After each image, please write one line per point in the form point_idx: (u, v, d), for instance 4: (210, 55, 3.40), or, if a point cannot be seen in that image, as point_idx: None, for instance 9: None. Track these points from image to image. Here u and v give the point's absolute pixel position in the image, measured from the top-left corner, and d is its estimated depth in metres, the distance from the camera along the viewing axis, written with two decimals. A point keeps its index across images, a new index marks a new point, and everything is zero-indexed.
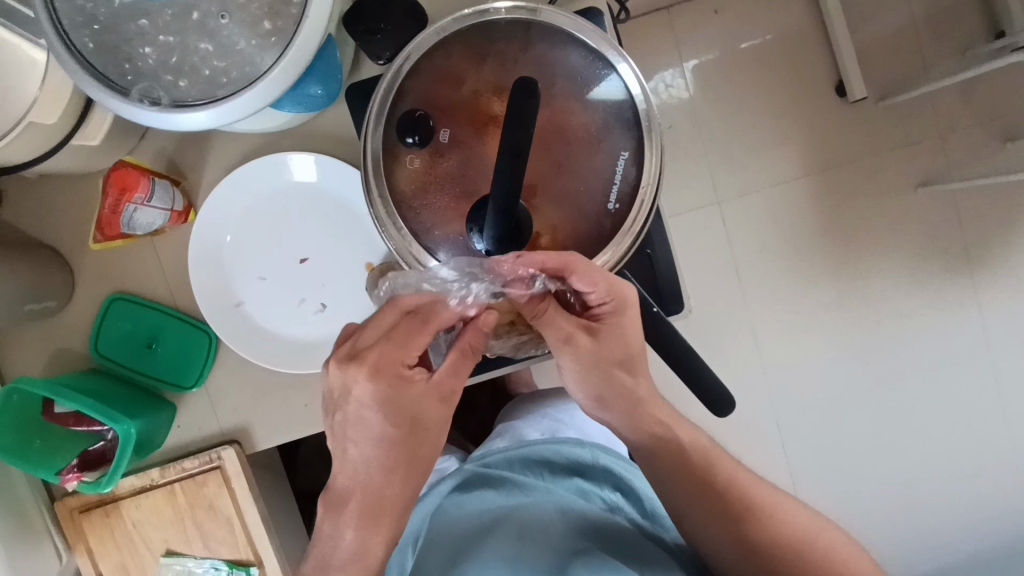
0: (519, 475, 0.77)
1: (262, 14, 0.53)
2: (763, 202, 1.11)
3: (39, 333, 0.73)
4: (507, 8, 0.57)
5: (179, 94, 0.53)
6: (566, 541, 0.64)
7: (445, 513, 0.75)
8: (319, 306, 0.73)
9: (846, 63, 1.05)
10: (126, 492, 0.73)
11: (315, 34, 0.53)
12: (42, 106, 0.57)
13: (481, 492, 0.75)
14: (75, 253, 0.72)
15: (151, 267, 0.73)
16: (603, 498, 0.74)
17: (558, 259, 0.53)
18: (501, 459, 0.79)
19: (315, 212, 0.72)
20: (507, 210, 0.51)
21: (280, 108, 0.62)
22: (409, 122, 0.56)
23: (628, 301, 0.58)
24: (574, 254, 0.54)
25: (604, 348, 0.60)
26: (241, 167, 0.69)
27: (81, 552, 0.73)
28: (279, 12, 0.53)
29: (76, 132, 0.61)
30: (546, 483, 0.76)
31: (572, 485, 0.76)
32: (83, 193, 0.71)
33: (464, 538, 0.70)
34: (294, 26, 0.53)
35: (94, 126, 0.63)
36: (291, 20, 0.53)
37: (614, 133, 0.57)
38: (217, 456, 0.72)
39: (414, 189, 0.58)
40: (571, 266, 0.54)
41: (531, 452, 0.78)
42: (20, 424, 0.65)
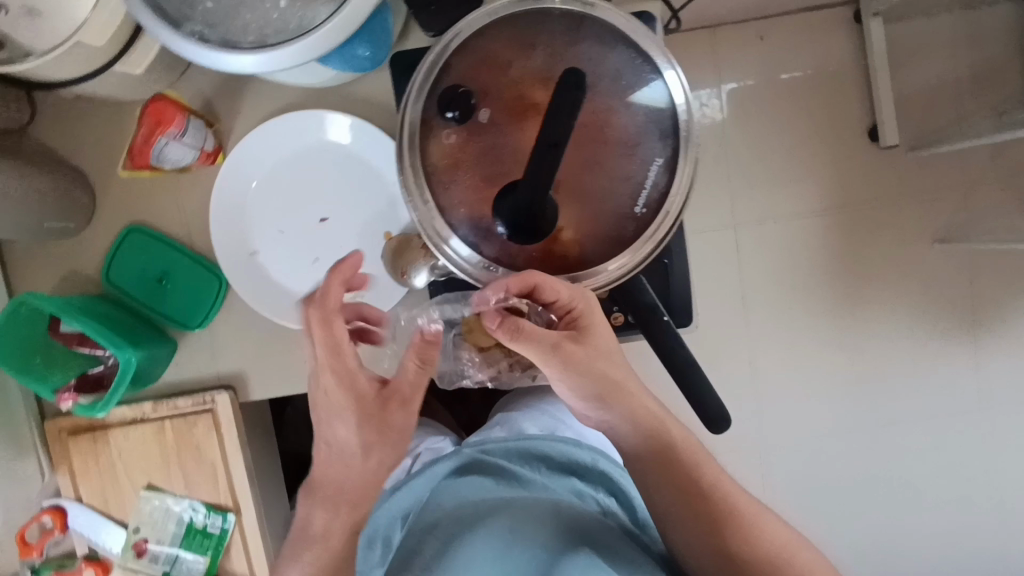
0: (515, 467, 0.78)
1: None
2: (784, 232, 1.11)
3: (53, 254, 0.73)
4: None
5: (230, 35, 0.53)
6: (557, 530, 0.65)
7: (440, 497, 0.76)
8: (331, 269, 0.73)
9: (882, 103, 1.06)
10: (116, 422, 0.73)
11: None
12: (92, 30, 0.57)
13: (476, 480, 0.77)
14: (100, 179, 0.72)
15: (173, 204, 0.73)
16: (597, 500, 0.75)
17: (519, 280, 0.56)
18: (500, 448, 0.80)
19: (343, 174, 0.72)
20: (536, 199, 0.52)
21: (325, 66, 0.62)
22: (451, 98, 0.57)
23: (589, 301, 0.60)
24: (537, 273, 0.56)
25: (590, 360, 0.63)
26: (276, 119, 0.70)
27: (64, 473, 0.74)
28: None
29: (120, 59, 0.61)
30: (542, 478, 0.77)
31: (567, 484, 0.77)
32: (115, 121, 0.72)
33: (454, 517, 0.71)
34: None
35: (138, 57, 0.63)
36: None
37: (651, 140, 0.57)
38: (211, 399, 0.73)
39: (445, 165, 0.58)
40: (534, 284, 0.56)
41: (531, 445, 0.79)
42: (23, 337, 0.65)
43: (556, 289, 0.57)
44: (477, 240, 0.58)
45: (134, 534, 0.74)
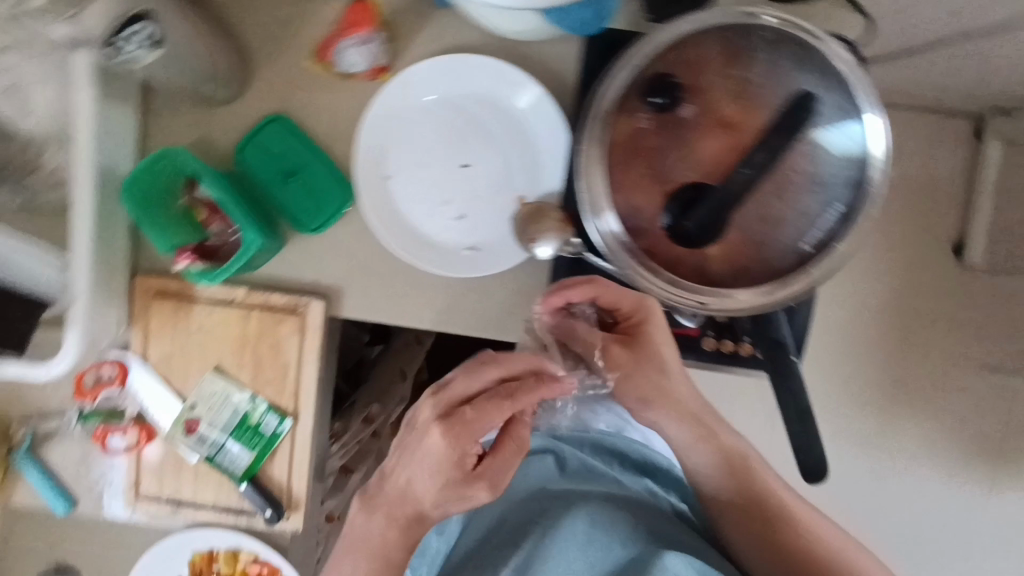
0: (589, 456, 0.79)
1: None
2: (839, 328, 0.92)
3: (194, 118, 0.73)
4: (781, 20, 0.55)
5: None
6: (646, 524, 0.66)
7: (508, 478, 0.75)
8: (457, 215, 0.73)
9: (975, 226, 0.91)
10: (204, 297, 0.73)
11: None
12: None
13: (552, 460, 0.77)
14: (261, 60, 0.72)
15: (325, 106, 0.73)
16: (670, 501, 0.77)
17: (582, 288, 0.63)
18: (574, 436, 0.80)
19: (498, 128, 0.72)
20: (721, 205, 0.54)
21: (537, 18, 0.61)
22: (656, 86, 0.56)
23: (648, 305, 0.66)
24: (597, 279, 0.63)
25: (639, 363, 0.67)
26: (454, 56, 0.70)
27: (139, 329, 0.74)
28: None
29: None
30: (616, 472, 0.77)
31: (641, 482, 0.77)
32: (296, 9, 0.71)
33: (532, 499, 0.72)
34: None
35: None
36: None
37: (836, 183, 0.56)
38: (305, 304, 0.72)
39: (626, 150, 0.58)
40: (596, 286, 0.64)
41: (606, 440, 0.79)
42: (160, 187, 0.65)
43: (619, 292, 0.65)
44: (635, 229, 0.58)
45: (190, 410, 0.73)
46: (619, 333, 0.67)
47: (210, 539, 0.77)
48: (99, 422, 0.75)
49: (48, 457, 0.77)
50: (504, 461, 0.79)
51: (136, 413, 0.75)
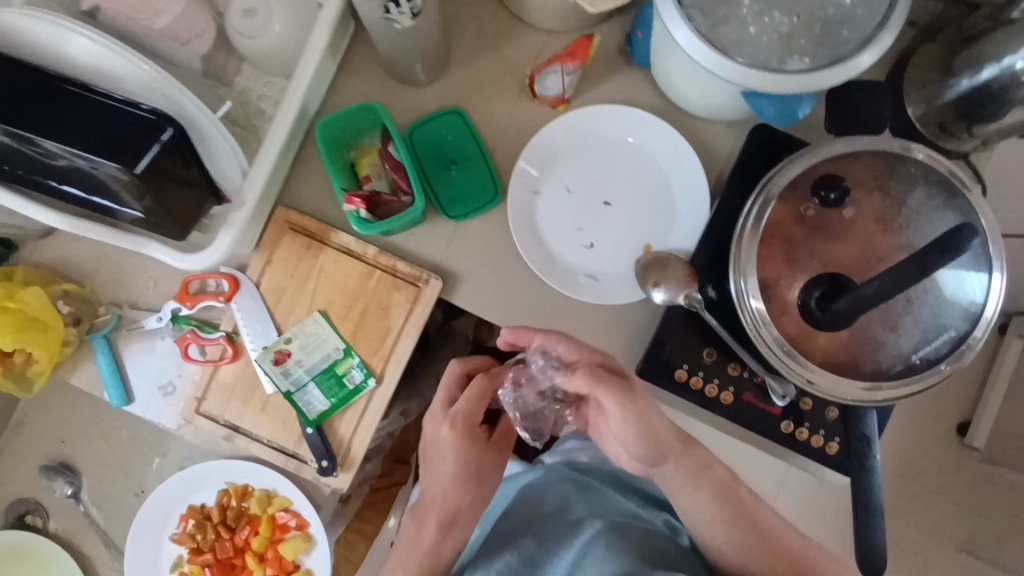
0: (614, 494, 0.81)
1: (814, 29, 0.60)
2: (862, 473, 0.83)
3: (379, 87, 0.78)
4: (936, 160, 0.63)
5: (712, 32, 0.60)
6: (640, 545, 0.66)
7: (529, 497, 0.83)
8: (587, 243, 0.78)
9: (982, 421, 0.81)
10: (336, 244, 0.76)
11: (839, 75, 0.59)
12: None
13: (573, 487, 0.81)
14: (458, 59, 0.79)
15: (500, 115, 0.79)
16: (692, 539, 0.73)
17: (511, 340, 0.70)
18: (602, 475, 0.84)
19: (646, 180, 0.78)
20: (863, 300, 0.56)
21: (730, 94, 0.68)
22: (823, 184, 0.63)
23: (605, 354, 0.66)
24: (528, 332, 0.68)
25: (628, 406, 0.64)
26: (628, 108, 0.77)
27: (263, 255, 0.76)
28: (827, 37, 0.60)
29: None
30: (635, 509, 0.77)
31: (661, 515, 0.76)
32: (503, 27, 0.79)
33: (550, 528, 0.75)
34: (830, 59, 0.60)
35: None
36: (830, 52, 0.60)
37: (954, 313, 0.63)
38: (425, 279, 0.76)
39: (781, 232, 0.65)
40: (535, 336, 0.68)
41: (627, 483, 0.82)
42: (357, 130, 0.72)
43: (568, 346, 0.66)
44: (772, 302, 0.64)
45: (285, 342, 0.75)
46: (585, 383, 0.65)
47: (251, 475, 0.77)
48: (191, 328, 0.76)
49: (123, 347, 0.78)
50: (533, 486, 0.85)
51: (230, 330, 0.76)
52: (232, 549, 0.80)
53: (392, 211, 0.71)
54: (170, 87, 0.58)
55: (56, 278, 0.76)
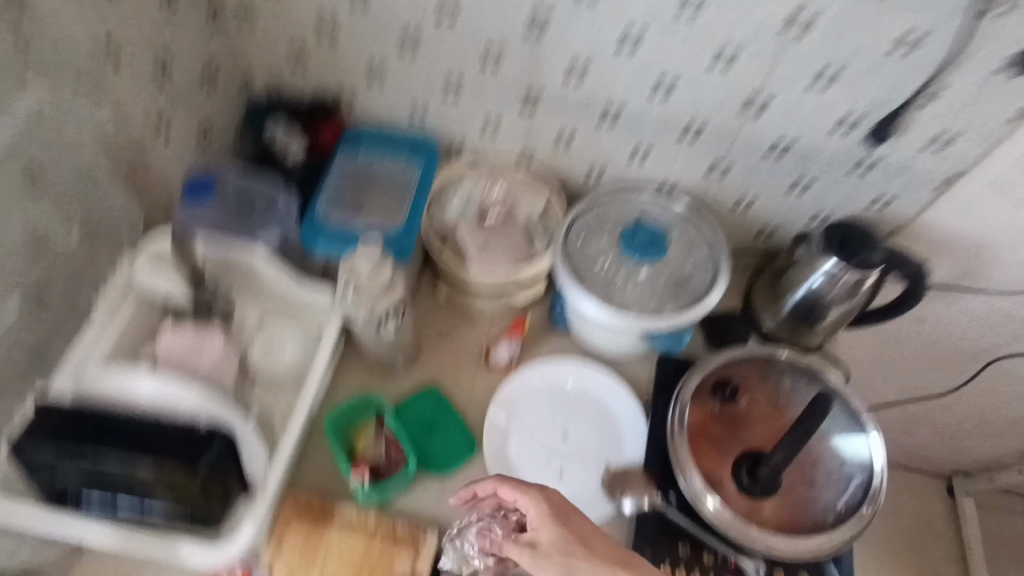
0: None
1: (673, 288, 0.87)
2: None
3: (365, 379, 0.96)
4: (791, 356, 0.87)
5: (608, 300, 0.85)
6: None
7: None
8: (557, 474, 0.90)
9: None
10: (340, 518, 0.84)
11: (701, 313, 0.85)
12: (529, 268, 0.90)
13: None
14: (425, 347, 1.00)
15: (466, 383, 0.98)
16: None
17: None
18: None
19: (592, 412, 0.95)
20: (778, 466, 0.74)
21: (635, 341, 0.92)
22: (721, 386, 0.85)
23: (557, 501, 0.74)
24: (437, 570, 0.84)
25: (568, 548, 0.69)
26: (564, 360, 0.97)
27: (271, 543, 0.81)
28: (684, 291, 0.87)
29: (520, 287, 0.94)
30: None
31: None
32: (456, 319, 1.03)
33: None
34: (691, 303, 0.86)
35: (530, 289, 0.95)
36: (690, 299, 0.86)
37: (852, 464, 0.79)
38: (423, 534, 0.84)
39: (703, 427, 0.83)
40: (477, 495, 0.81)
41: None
42: (356, 413, 0.89)
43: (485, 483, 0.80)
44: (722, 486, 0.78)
45: None
46: (524, 538, 0.73)
47: None
48: None
49: None
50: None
51: None
52: None
53: (387, 475, 0.85)
54: (219, 408, 0.74)
55: None
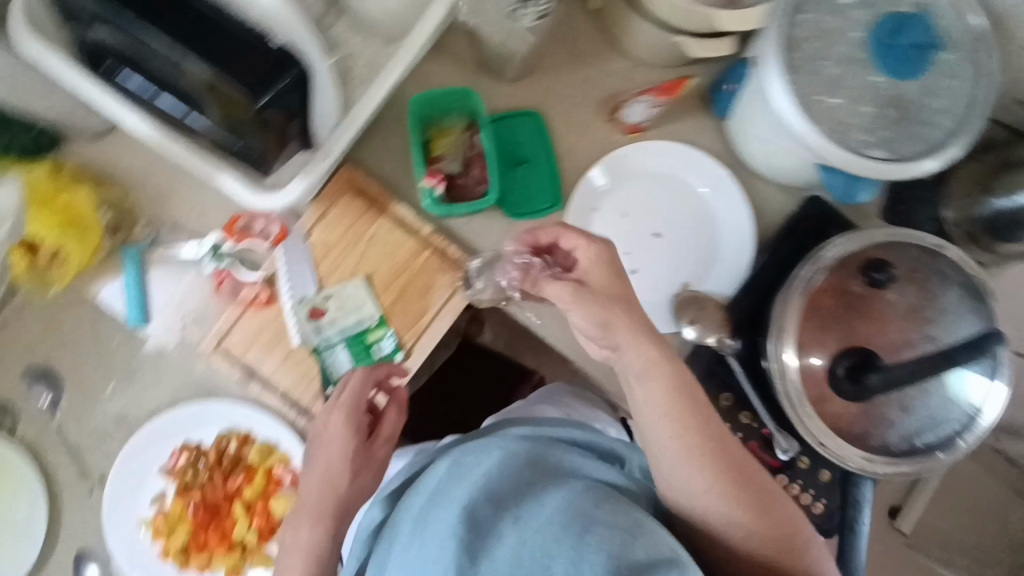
0: (593, 467, 0.60)
1: (896, 124, 0.64)
2: None
3: (466, 71, 0.79)
4: (965, 261, 0.70)
5: (809, 103, 0.63)
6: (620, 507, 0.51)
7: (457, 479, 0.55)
8: (630, 268, 0.80)
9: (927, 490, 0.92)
10: (394, 214, 0.76)
11: (914, 173, 0.64)
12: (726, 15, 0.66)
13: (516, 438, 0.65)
14: (547, 64, 0.80)
15: (576, 126, 0.81)
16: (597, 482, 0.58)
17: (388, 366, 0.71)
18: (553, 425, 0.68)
19: (697, 221, 0.81)
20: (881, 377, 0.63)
21: (805, 170, 0.72)
22: (876, 264, 0.69)
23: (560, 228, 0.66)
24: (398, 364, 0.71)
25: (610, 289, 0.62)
26: (694, 150, 0.80)
27: (319, 209, 0.75)
28: (908, 135, 0.64)
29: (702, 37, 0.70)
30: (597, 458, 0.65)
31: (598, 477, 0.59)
32: (594, 44, 0.81)
33: (517, 518, 0.48)
34: (908, 155, 0.64)
35: (712, 46, 0.71)
36: (907, 150, 0.64)
37: (959, 408, 0.69)
38: (470, 267, 0.76)
39: (823, 297, 0.70)
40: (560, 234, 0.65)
41: (592, 435, 0.68)
42: (449, 108, 0.76)
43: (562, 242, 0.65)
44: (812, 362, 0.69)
45: (323, 299, 0.74)
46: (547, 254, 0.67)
47: (257, 423, 0.75)
48: (228, 263, 0.74)
49: (151, 267, 0.75)
50: (455, 463, 0.59)
51: (270, 274, 0.74)
52: (221, 495, 0.77)
53: (464, 196, 0.75)
54: (294, 25, 0.61)
55: (97, 182, 0.73)
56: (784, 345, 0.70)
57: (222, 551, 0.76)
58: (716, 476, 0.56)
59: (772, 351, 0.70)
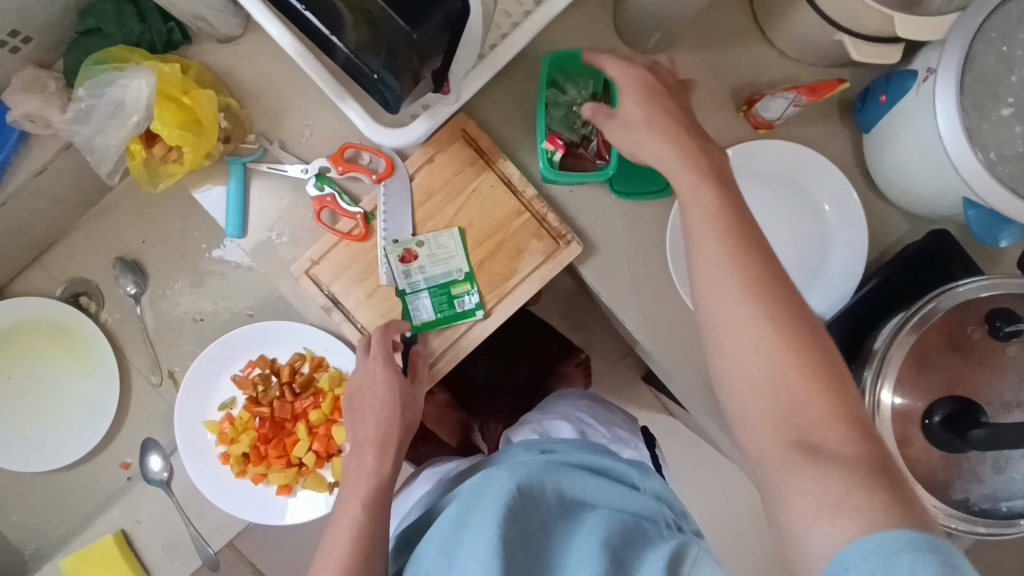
0: (602, 493, 0.61)
1: None
2: None
3: (599, 37, 0.75)
4: None
5: (975, 132, 0.59)
6: (637, 535, 0.55)
7: (491, 482, 0.57)
8: None
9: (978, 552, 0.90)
10: (500, 172, 0.74)
11: None
12: (907, 24, 0.60)
13: (526, 453, 0.65)
14: (685, 42, 0.76)
15: (702, 113, 0.77)
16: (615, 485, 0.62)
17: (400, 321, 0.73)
18: (565, 447, 0.65)
19: (807, 234, 0.77)
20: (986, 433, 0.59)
21: (947, 202, 0.67)
22: (998, 315, 0.64)
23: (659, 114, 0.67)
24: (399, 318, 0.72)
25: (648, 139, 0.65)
26: (821, 160, 0.76)
27: (426, 153, 0.74)
28: None
29: (870, 40, 0.65)
30: (615, 481, 0.63)
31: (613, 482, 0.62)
32: (739, 29, 0.76)
33: (541, 515, 0.55)
34: None
35: (876, 52, 0.66)
36: None
37: None
38: (565, 239, 0.74)
39: (936, 339, 0.66)
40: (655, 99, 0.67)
41: (607, 457, 0.65)
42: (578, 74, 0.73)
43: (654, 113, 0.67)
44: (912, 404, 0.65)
45: (416, 244, 0.73)
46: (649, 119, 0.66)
47: (331, 349, 0.76)
48: (331, 192, 0.74)
49: (254, 180, 0.75)
50: (485, 487, 0.56)
51: (368, 210, 0.74)
52: (287, 415, 0.77)
53: (579, 166, 0.72)
54: None
55: (217, 89, 0.73)
56: (888, 381, 0.66)
57: (279, 468, 0.76)
58: (761, 301, 0.51)
59: (869, 384, 0.67)
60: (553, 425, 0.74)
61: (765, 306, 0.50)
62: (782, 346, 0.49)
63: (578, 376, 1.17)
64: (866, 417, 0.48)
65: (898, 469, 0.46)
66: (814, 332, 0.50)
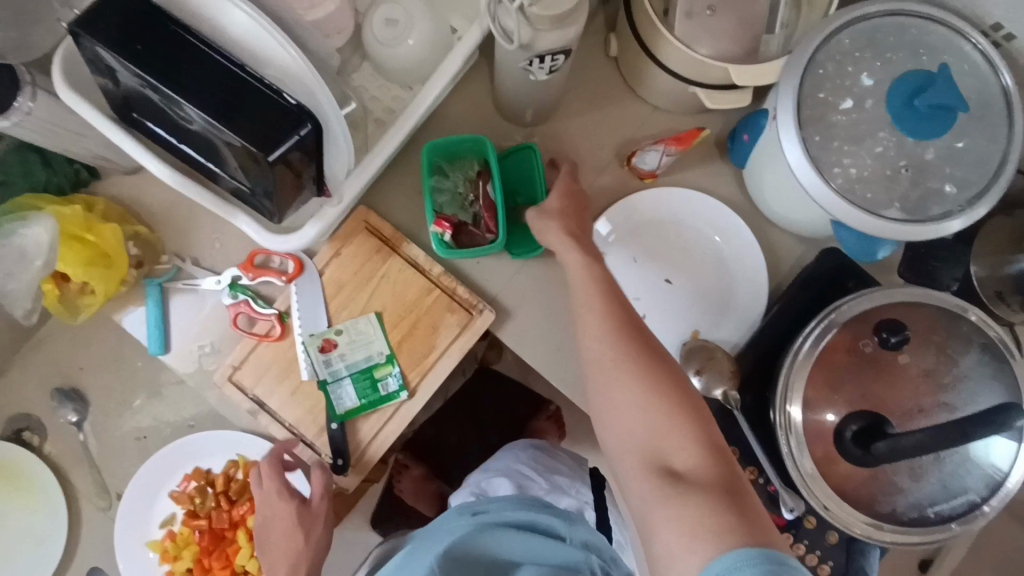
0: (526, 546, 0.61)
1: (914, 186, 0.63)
2: None
3: (483, 117, 0.80)
4: (981, 320, 0.68)
5: (823, 163, 0.62)
6: None
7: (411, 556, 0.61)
8: (639, 313, 0.80)
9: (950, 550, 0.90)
10: (406, 254, 0.77)
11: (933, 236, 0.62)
12: (746, 72, 0.66)
13: (458, 516, 0.64)
14: (564, 110, 0.81)
15: (590, 171, 0.81)
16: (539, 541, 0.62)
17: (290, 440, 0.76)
18: (498, 506, 0.64)
19: (709, 269, 0.80)
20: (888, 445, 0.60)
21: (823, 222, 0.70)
22: (891, 326, 0.67)
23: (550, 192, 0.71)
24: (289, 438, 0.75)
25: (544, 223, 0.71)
26: (709, 199, 0.80)
27: (334, 246, 0.77)
28: (927, 202, 0.63)
29: (718, 89, 0.70)
30: (543, 534, 0.63)
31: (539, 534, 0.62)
32: (612, 91, 0.81)
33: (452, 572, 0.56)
34: (928, 219, 0.62)
35: (727, 98, 0.70)
36: (925, 216, 0.63)
37: (974, 482, 0.66)
38: (477, 309, 0.77)
39: (837, 357, 0.68)
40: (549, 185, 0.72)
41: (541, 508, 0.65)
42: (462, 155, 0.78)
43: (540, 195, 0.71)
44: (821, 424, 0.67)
45: (334, 333, 0.76)
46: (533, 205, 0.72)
47: (263, 453, 0.78)
48: (246, 297, 0.77)
49: (172, 297, 0.78)
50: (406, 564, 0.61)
51: (283, 309, 0.77)
52: (226, 524, 0.78)
53: (473, 243, 0.76)
54: (309, 79, 0.54)
55: (126, 219, 0.77)
56: (798, 406, 0.67)
57: None
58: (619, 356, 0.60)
59: (779, 409, 0.68)
60: (491, 480, 0.76)
61: (623, 360, 0.59)
62: (640, 384, 0.58)
63: (550, 429, 1.16)
64: (721, 449, 0.56)
65: (750, 496, 0.52)
66: (669, 368, 0.60)
